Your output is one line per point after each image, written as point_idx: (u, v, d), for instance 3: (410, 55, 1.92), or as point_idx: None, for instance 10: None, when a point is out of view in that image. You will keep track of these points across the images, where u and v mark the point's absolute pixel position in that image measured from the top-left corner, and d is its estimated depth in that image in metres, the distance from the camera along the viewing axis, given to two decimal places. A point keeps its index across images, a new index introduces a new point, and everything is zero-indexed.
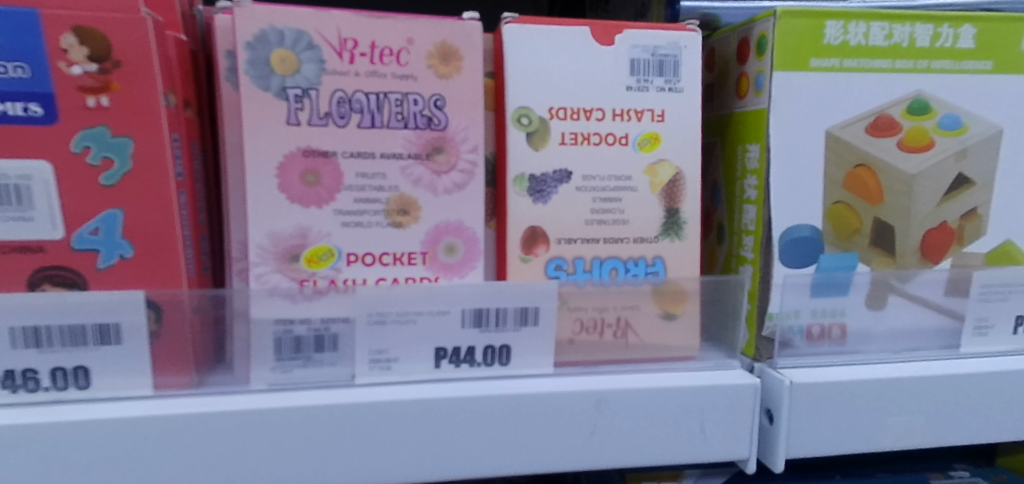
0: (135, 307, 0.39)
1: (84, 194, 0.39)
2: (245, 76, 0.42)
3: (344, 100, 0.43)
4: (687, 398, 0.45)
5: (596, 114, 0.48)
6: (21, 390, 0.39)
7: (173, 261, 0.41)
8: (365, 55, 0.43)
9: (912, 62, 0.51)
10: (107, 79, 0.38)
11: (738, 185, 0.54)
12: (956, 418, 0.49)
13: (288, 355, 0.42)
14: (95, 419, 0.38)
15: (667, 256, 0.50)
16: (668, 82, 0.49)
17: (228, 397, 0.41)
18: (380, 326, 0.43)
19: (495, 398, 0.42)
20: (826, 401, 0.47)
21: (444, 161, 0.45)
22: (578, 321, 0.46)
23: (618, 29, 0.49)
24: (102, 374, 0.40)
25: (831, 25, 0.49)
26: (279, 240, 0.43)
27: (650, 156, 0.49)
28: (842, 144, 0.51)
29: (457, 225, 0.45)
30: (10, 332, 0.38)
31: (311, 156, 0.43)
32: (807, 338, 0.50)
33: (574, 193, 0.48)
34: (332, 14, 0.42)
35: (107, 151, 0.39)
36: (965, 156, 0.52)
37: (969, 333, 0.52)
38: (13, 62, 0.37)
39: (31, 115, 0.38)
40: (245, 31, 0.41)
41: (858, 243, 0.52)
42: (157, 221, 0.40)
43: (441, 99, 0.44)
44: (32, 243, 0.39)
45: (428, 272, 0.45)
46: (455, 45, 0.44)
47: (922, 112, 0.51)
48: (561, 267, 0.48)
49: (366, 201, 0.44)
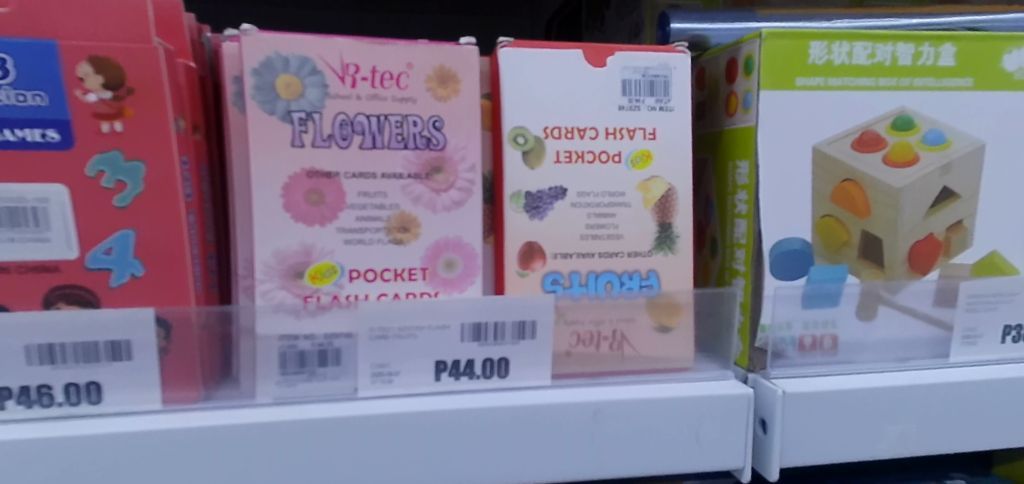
0: (145, 324, 0.40)
1: (97, 215, 0.41)
2: (252, 101, 0.43)
3: (346, 122, 0.45)
4: (682, 408, 0.46)
5: (589, 133, 0.50)
6: (36, 405, 0.40)
7: (182, 279, 0.42)
8: (366, 80, 0.45)
9: (895, 80, 0.53)
10: (120, 106, 0.40)
11: (730, 200, 0.55)
12: (947, 426, 0.50)
13: (293, 369, 0.43)
14: (107, 433, 0.39)
15: (661, 270, 0.51)
16: (659, 101, 0.51)
17: (236, 411, 0.42)
18: (382, 340, 0.44)
19: (495, 409, 0.44)
20: (818, 410, 0.49)
21: (442, 180, 0.46)
22: (575, 334, 0.48)
23: (610, 51, 0.50)
24: (114, 389, 0.41)
25: (816, 46, 0.51)
26: (285, 257, 0.44)
27: (643, 173, 0.51)
28: (829, 160, 0.52)
29: (456, 241, 0.47)
30: (27, 349, 0.39)
31: (314, 177, 0.44)
32: (800, 349, 0.51)
33: (570, 209, 0.50)
34: (334, 40, 0.44)
35: (121, 175, 0.41)
36: (950, 170, 0.53)
37: (957, 342, 0.53)
38: (32, 91, 0.39)
39: (48, 141, 0.39)
40: (253, 58, 0.43)
41: (847, 255, 0.53)
42: (167, 240, 0.42)
43: (440, 120, 0.46)
44: (48, 263, 0.40)
45: (429, 287, 0.47)
46: (454, 69, 0.46)
47: (906, 127, 0.53)
48: (557, 281, 0.50)
49: (368, 219, 0.45)
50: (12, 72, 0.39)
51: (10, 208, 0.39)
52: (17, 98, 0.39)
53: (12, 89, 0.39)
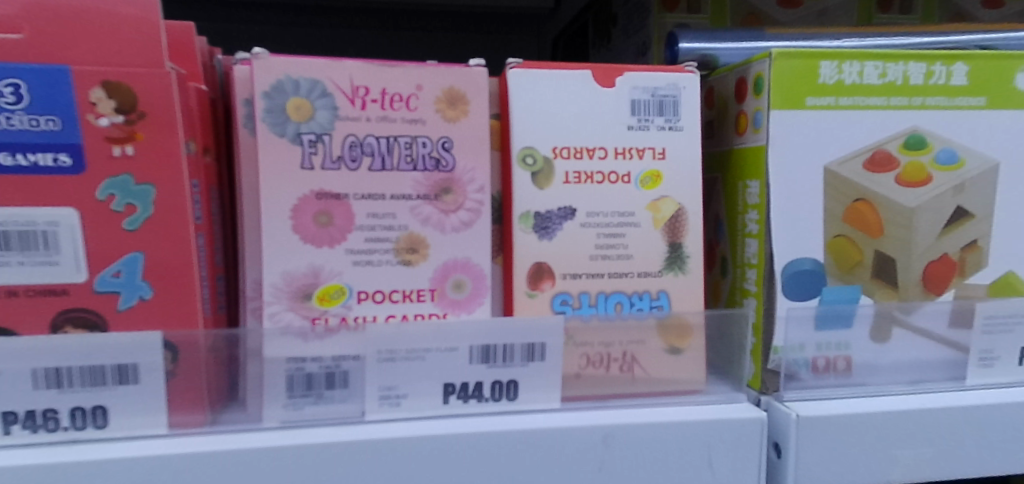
0: (152, 348, 0.40)
1: (107, 238, 0.41)
2: (262, 123, 0.43)
3: (356, 144, 0.44)
4: (693, 432, 0.45)
5: (598, 153, 0.50)
6: (41, 430, 0.40)
7: (190, 302, 0.42)
8: (376, 101, 0.45)
9: (906, 100, 0.52)
10: (132, 130, 0.40)
11: (740, 220, 0.55)
12: (965, 450, 0.49)
13: (300, 393, 0.43)
14: (113, 457, 0.39)
15: (671, 290, 0.51)
16: (669, 121, 0.51)
17: (243, 436, 0.42)
18: (390, 363, 0.44)
19: (503, 433, 0.43)
20: (833, 435, 0.48)
21: (452, 201, 0.46)
22: (584, 355, 0.47)
23: (619, 71, 0.50)
24: (120, 413, 0.41)
25: (826, 66, 0.51)
26: (293, 279, 0.44)
27: (652, 193, 0.50)
28: (841, 180, 0.52)
29: (464, 262, 0.46)
30: (33, 374, 0.39)
31: (323, 198, 0.44)
32: (813, 371, 0.50)
33: (579, 229, 0.49)
34: (345, 63, 0.44)
35: (131, 198, 0.41)
36: (963, 190, 0.53)
37: (974, 364, 0.52)
38: (44, 116, 0.39)
39: (59, 165, 0.39)
40: (264, 81, 0.43)
41: (860, 276, 0.53)
42: (176, 262, 0.42)
43: (449, 141, 0.46)
44: (56, 286, 0.40)
45: (437, 308, 0.47)
46: (463, 90, 0.46)
47: (919, 147, 0.52)
48: (567, 302, 0.49)
49: (377, 241, 0.45)
50: (25, 97, 0.39)
51: (20, 232, 0.39)
52: (30, 123, 0.39)
53: (25, 114, 0.39)
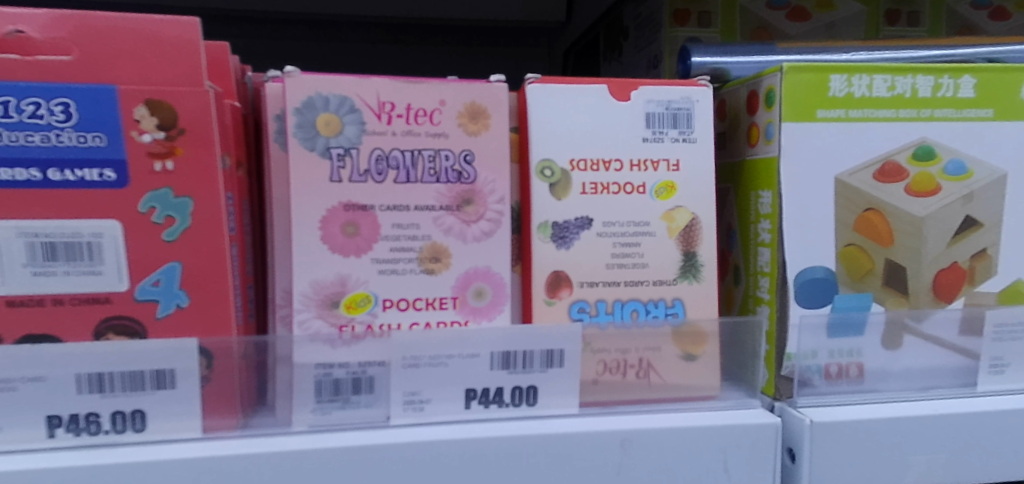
0: (189, 355, 0.42)
1: (148, 249, 0.42)
2: (293, 138, 0.45)
3: (382, 157, 0.46)
4: (709, 438, 0.46)
5: (614, 165, 0.51)
6: (84, 433, 0.41)
7: (225, 310, 0.44)
8: (401, 116, 0.46)
9: (915, 112, 0.53)
10: (172, 145, 0.42)
11: (753, 229, 0.56)
12: (977, 456, 0.50)
13: (328, 398, 0.44)
14: (151, 459, 0.40)
15: (686, 298, 0.52)
16: (682, 133, 0.52)
17: (273, 439, 0.43)
18: (414, 369, 0.45)
19: (525, 437, 0.44)
20: (846, 440, 0.49)
21: (472, 212, 0.48)
22: (602, 362, 0.48)
23: (634, 86, 0.52)
24: (157, 417, 0.42)
25: (836, 79, 0.52)
26: (321, 287, 0.46)
27: (667, 203, 0.52)
28: (852, 190, 0.53)
29: (485, 271, 0.48)
30: (77, 378, 0.41)
31: (351, 209, 0.46)
32: (826, 378, 0.51)
33: (596, 239, 0.51)
34: (371, 80, 0.46)
35: (170, 211, 0.42)
36: (972, 200, 0.54)
37: (985, 371, 0.53)
38: (92, 133, 0.41)
39: (104, 180, 0.41)
40: (295, 98, 0.45)
41: (871, 284, 0.54)
42: (212, 272, 0.43)
43: (471, 154, 0.47)
44: (100, 295, 0.42)
45: (459, 315, 0.48)
46: (484, 105, 0.48)
47: (928, 158, 0.54)
48: (584, 310, 0.51)
49: (401, 250, 0.47)
50: (74, 115, 0.41)
51: (67, 243, 0.41)
52: (78, 140, 0.41)
53: (74, 131, 0.41)
